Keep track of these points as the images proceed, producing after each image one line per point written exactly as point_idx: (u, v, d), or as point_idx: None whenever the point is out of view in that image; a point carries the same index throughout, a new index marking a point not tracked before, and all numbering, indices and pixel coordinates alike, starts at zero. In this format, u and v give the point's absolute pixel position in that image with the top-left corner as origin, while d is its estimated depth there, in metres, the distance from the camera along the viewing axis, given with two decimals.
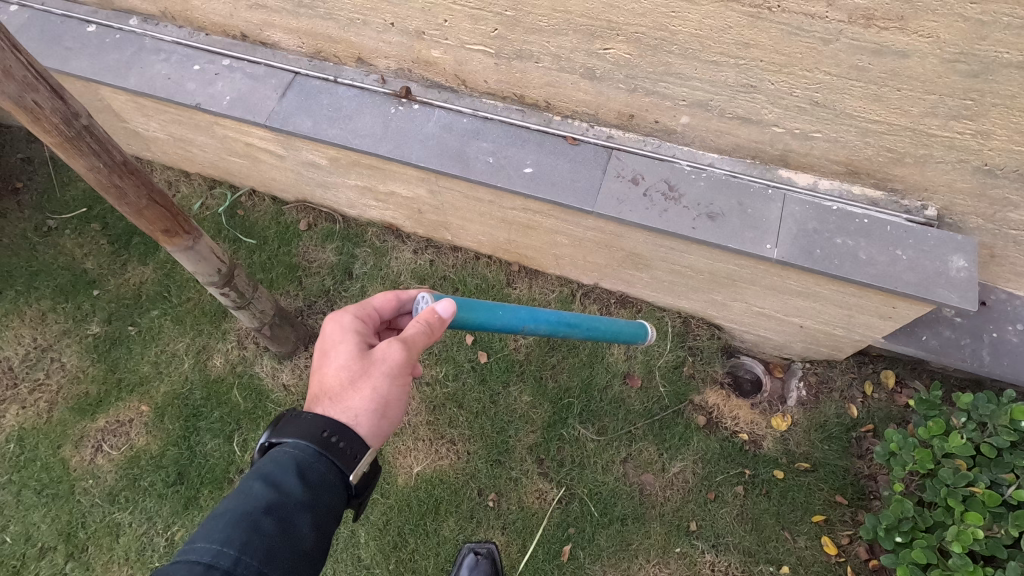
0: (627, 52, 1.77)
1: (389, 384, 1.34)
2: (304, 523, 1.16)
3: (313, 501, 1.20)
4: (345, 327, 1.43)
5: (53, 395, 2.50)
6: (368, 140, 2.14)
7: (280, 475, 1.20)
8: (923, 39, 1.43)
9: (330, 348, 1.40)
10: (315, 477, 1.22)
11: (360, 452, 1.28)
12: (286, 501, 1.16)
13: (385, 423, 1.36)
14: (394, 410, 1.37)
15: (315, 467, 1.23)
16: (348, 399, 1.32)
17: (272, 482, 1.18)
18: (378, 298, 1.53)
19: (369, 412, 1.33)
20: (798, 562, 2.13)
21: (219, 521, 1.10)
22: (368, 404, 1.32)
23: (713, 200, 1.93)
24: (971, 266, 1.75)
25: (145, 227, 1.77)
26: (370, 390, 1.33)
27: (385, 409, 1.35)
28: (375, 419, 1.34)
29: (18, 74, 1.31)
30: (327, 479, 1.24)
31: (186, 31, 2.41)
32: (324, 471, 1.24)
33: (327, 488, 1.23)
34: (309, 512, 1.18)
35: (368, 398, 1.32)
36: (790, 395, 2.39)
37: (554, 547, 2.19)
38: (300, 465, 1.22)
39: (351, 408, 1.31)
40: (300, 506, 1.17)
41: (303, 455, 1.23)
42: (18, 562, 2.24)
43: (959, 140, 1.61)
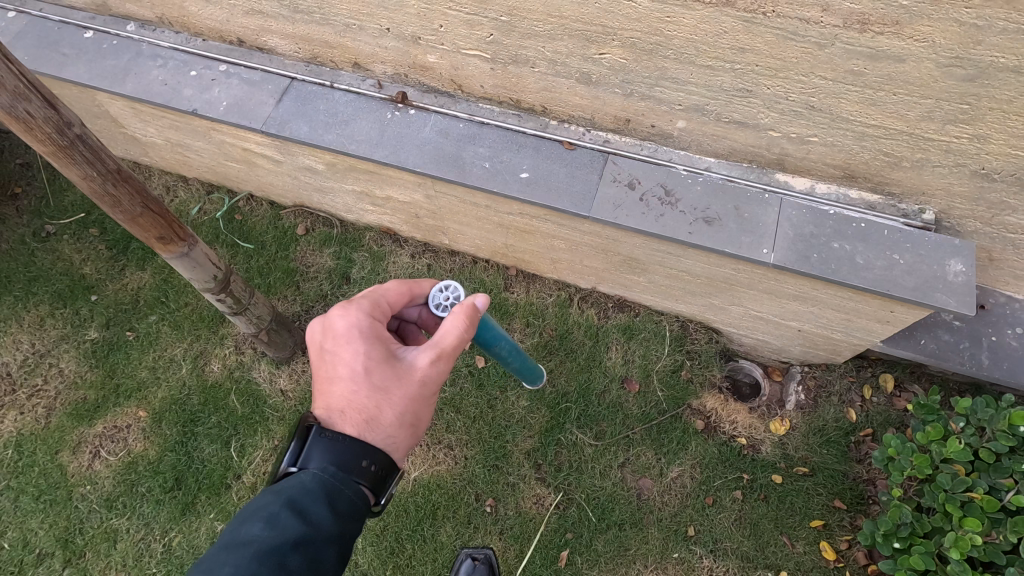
0: (623, 57, 1.76)
1: (424, 403, 1.37)
2: (331, 557, 1.14)
3: (340, 531, 1.19)
4: (366, 332, 1.35)
5: (51, 401, 2.50)
6: (364, 145, 2.14)
7: (308, 505, 1.17)
8: (918, 43, 1.42)
9: (352, 358, 1.33)
10: (344, 506, 1.22)
11: (392, 475, 1.32)
12: (313, 534, 1.14)
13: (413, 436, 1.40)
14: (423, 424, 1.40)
15: (345, 495, 1.22)
16: (388, 422, 1.31)
17: (299, 512, 1.15)
18: (389, 291, 1.45)
19: (408, 430, 1.35)
20: (797, 567, 2.13)
21: (247, 555, 1.07)
22: (406, 425, 1.34)
23: (710, 205, 1.92)
24: (969, 269, 1.73)
25: (141, 235, 1.77)
26: (409, 411, 1.33)
27: (417, 425, 1.38)
28: (409, 436, 1.37)
29: (10, 84, 1.31)
30: (355, 507, 1.24)
31: (183, 36, 2.41)
32: (353, 499, 1.23)
33: (353, 516, 1.23)
34: (337, 545, 1.16)
35: (407, 420, 1.34)
36: (789, 398, 2.39)
37: (552, 552, 2.19)
38: (329, 493, 1.21)
39: (392, 430, 1.32)
40: (327, 539, 1.15)
41: (334, 483, 1.22)
42: (16, 568, 2.24)
43: (956, 144, 1.60)
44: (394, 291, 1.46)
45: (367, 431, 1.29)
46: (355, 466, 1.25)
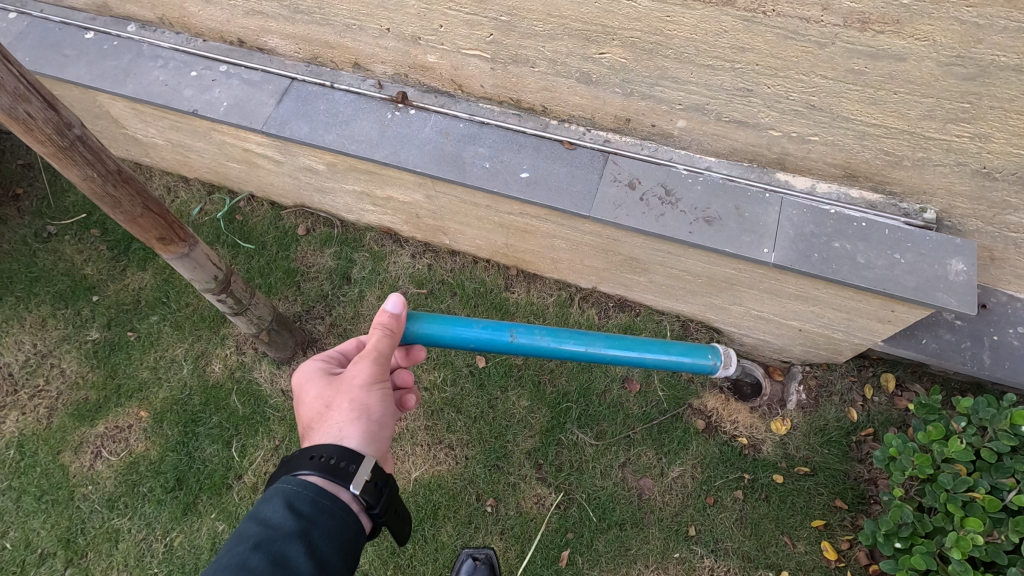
0: (623, 56, 1.76)
1: (364, 394, 1.42)
2: (296, 552, 1.14)
3: (305, 528, 1.18)
4: (311, 371, 1.53)
5: (53, 401, 2.51)
6: (365, 145, 2.14)
7: (267, 512, 1.19)
8: (918, 42, 1.42)
9: (303, 392, 1.49)
10: (307, 506, 1.22)
11: (354, 462, 1.30)
12: (273, 535, 1.15)
13: (373, 428, 1.42)
14: (375, 413, 1.43)
15: (303, 495, 1.23)
16: (329, 418, 1.39)
17: (259, 520, 1.18)
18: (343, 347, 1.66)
19: (352, 420, 1.39)
20: (798, 567, 2.12)
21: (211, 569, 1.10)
22: (348, 415, 1.39)
23: (710, 204, 1.91)
24: (971, 269, 1.73)
25: (142, 236, 1.77)
26: (346, 402, 1.40)
27: (366, 415, 1.42)
28: (359, 426, 1.39)
29: (10, 86, 1.31)
30: (319, 504, 1.23)
31: (184, 37, 2.42)
32: (315, 497, 1.23)
33: (322, 514, 1.22)
34: (301, 540, 1.16)
35: (347, 410, 1.40)
36: (790, 398, 2.38)
37: (553, 552, 2.19)
38: (288, 497, 1.22)
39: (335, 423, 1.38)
40: (288, 536, 1.16)
41: (292, 488, 1.24)
42: (18, 568, 2.24)
43: (957, 143, 1.60)
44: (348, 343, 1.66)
45: (315, 432, 1.39)
46: (306, 464, 1.28)
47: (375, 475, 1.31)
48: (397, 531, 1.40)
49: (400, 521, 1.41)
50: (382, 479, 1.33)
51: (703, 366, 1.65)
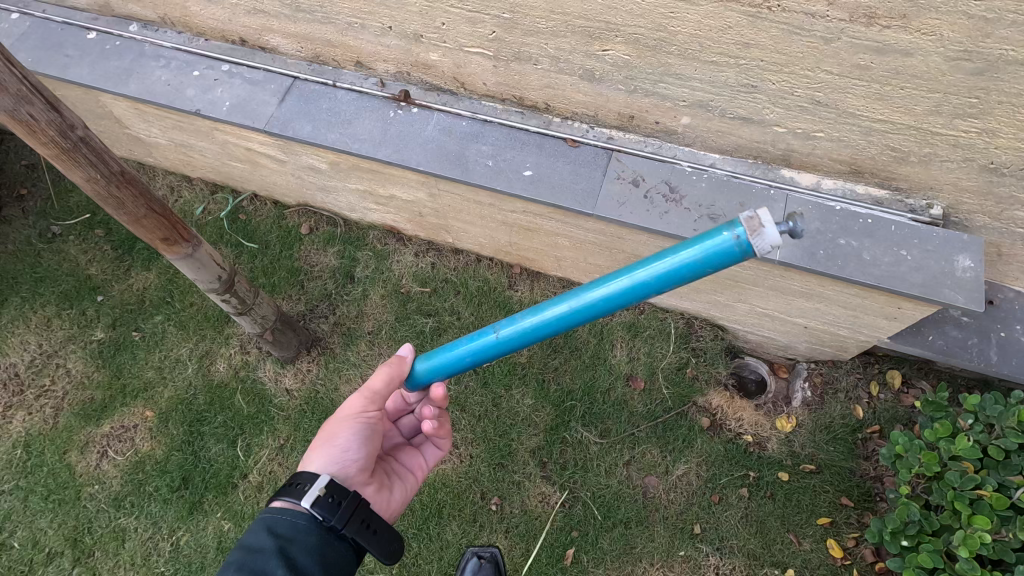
0: (627, 53, 1.75)
1: (338, 423, 1.54)
2: (276, 567, 1.19)
3: (284, 546, 1.24)
4: None
5: (59, 401, 2.51)
6: (367, 144, 2.13)
7: (249, 538, 1.25)
8: (926, 37, 1.41)
9: None
10: (287, 528, 1.27)
11: (311, 479, 1.36)
12: (254, 555, 1.20)
13: (337, 456, 1.51)
14: (343, 441, 1.53)
15: (282, 519, 1.29)
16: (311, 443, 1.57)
17: (243, 546, 1.24)
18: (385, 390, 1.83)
19: (320, 442, 1.52)
20: (804, 565, 2.12)
21: None
22: (317, 443, 1.53)
23: (714, 201, 1.90)
24: (977, 265, 1.72)
25: (145, 237, 1.77)
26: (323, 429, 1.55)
27: (333, 441, 1.52)
28: (323, 451, 1.50)
29: (12, 87, 1.31)
30: (297, 524, 1.29)
31: (185, 37, 2.42)
32: (293, 520, 1.29)
33: (301, 533, 1.28)
34: (279, 555, 1.21)
35: (319, 436, 1.54)
36: (795, 395, 2.37)
37: (558, 551, 2.19)
38: (268, 523, 1.28)
39: (311, 448, 1.54)
40: (268, 554, 1.21)
41: (271, 514, 1.30)
42: (26, 567, 2.25)
43: (965, 139, 1.59)
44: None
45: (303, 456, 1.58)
46: (278, 493, 1.36)
47: (334, 491, 1.34)
48: (381, 547, 1.37)
49: (384, 539, 1.39)
50: (343, 495, 1.35)
51: (722, 250, 1.06)
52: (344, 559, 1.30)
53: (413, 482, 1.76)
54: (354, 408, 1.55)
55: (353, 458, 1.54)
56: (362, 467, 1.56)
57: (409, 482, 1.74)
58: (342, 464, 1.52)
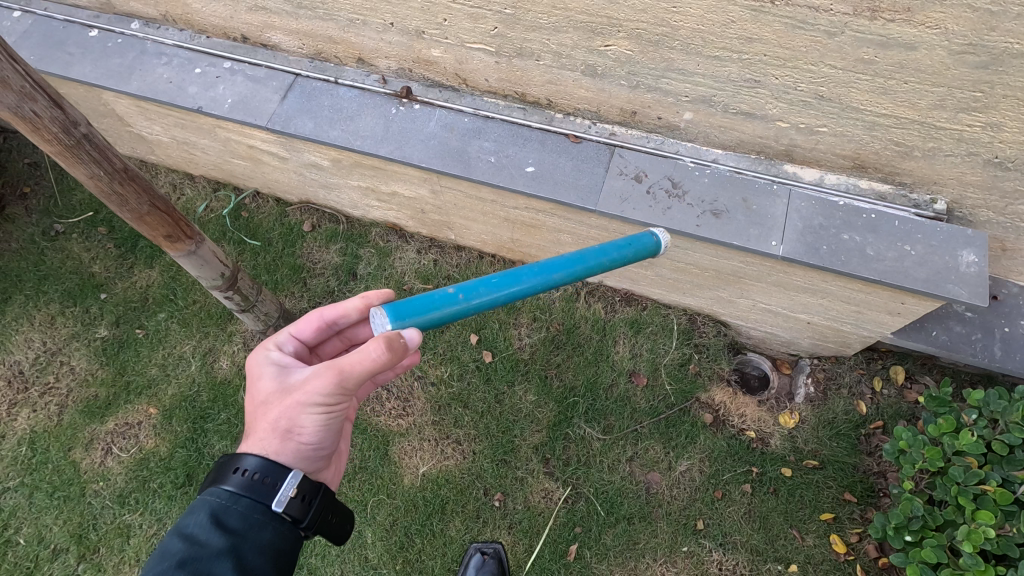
0: (629, 49, 1.75)
1: (301, 410, 1.33)
2: (224, 568, 1.15)
3: (235, 543, 1.21)
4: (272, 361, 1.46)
5: (63, 398, 2.52)
6: (369, 141, 2.13)
7: (194, 529, 1.20)
8: (930, 30, 1.40)
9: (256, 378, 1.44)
10: (237, 521, 1.24)
11: (279, 477, 1.31)
12: (200, 552, 1.16)
13: (303, 446, 1.40)
14: (309, 433, 1.38)
15: (233, 510, 1.26)
16: (263, 425, 1.36)
17: (186, 537, 1.19)
18: (303, 327, 1.55)
19: (284, 436, 1.35)
20: (807, 560, 2.12)
21: None
22: (278, 433, 1.34)
23: (717, 197, 1.90)
24: (982, 260, 1.71)
25: (149, 234, 1.78)
26: (282, 419, 1.34)
27: (299, 435, 1.37)
28: (290, 447, 1.36)
29: (16, 85, 1.32)
30: (251, 518, 1.26)
31: (187, 34, 2.41)
32: (246, 512, 1.26)
33: (253, 528, 1.25)
34: (229, 555, 1.17)
35: (281, 430, 1.34)
36: (798, 392, 2.38)
37: (561, 547, 2.19)
38: (217, 512, 1.24)
39: (264, 434, 1.35)
40: (217, 553, 1.17)
41: (220, 502, 1.26)
42: (32, 564, 2.26)
43: (969, 133, 1.58)
44: (306, 324, 1.56)
45: (248, 430, 1.38)
46: (228, 479, 1.28)
47: (305, 489, 1.33)
48: (338, 533, 1.44)
49: (342, 523, 1.47)
50: (313, 493, 1.35)
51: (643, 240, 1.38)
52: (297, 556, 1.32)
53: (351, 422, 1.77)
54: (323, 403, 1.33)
55: (319, 443, 1.44)
56: (326, 446, 1.49)
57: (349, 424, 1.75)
58: (307, 450, 1.42)
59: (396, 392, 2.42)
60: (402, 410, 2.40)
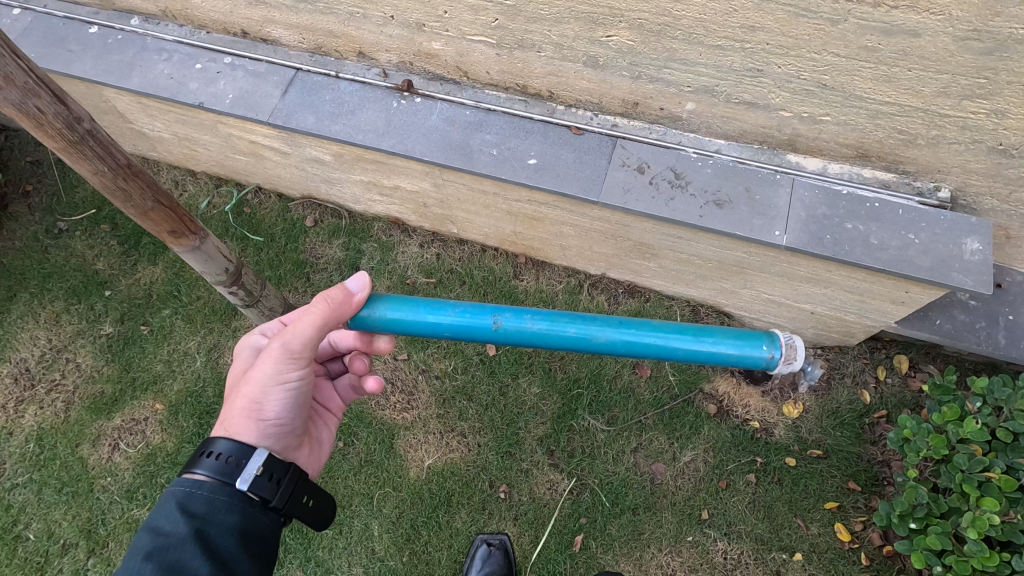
0: (631, 39, 1.74)
1: (261, 385, 1.40)
2: (192, 555, 1.16)
3: (201, 528, 1.21)
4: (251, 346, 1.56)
5: (69, 395, 2.54)
6: (371, 135, 2.13)
7: (159, 520, 1.20)
8: (934, 16, 1.39)
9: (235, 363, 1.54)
10: (202, 506, 1.25)
11: (245, 455, 1.33)
12: (167, 541, 1.17)
13: (267, 426, 1.44)
14: (270, 410, 1.44)
15: (199, 496, 1.26)
16: (230, 405, 1.42)
17: (152, 529, 1.19)
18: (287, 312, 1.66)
19: (244, 414, 1.40)
20: (812, 549, 2.13)
21: None
22: (242, 411, 1.40)
23: (720, 187, 1.89)
24: (986, 248, 1.71)
25: (152, 229, 1.78)
26: (242, 397, 1.41)
27: (261, 413, 1.43)
28: (253, 425, 1.41)
29: (19, 80, 1.33)
30: (216, 501, 1.26)
31: (187, 29, 2.41)
32: (212, 495, 1.26)
33: (219, 512, 1.25)
34: (195, 541, 1.18)
35: (241, 406, 1.40)
36: (802, 381, 2.34)
37: (566, 537, 2.20)
38: (182, 499, 1.24)
39: (229, 416, 1.41)
40: (184, 541, 1.18)
41: (185, 490, 1.26)
42: (42, 559, 2.28)
43: (973, 120, 1.57)
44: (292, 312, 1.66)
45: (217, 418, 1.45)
46: (199, 464, 1.30)
47: (272, 468, 1.34)
48: (316, 517, 1.43)
49: (321, 507, 1.45)
50: (281, 471, 1.35)
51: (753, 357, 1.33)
52: (270, 539, 1.32)
53: (335, 418, 1.82)
54: (277, 372, 1.42)
55: (283, 423, 1.48)
56: (294, 428, 1.53)
57: (332, 419, 1.80)
58: (272, 430, 1.47)
59: (400, 386, 2.43)
60: (406, 403, 2.41)
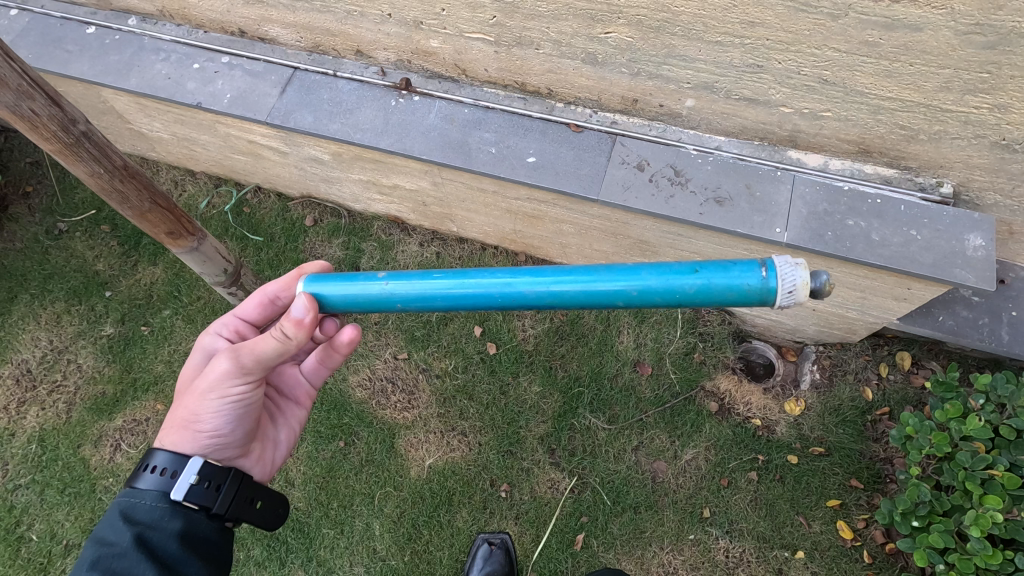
0: (630, 35, 1.73)
1: (198, 400, 1.39)
2: (137, 561, 1.16)
3: (145, 534, 1.21)
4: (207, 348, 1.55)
5: (71, 396, 2.54)
6: (368, 133, 2.12)
7: (104, 531, 1.21)
8: (936, 10, 1.37)
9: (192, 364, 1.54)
10: (148, 514, 1.26)
11: (182, 465, 1.35)
12: (111, 550, 1.16)
13: (207, 438, 1.43)
14: (211, 425, 1.43)
15: (142, 505, 1.27)
16: (174, 413, 1.44)
17: (97, 540, 1.19)
18: (246, 306, 1.60)
19: (184, 426, 1.41)
20: (814, 547, 2.12)
21: None
22: (182, 421, 1.41)
23: (721, 184, 1.88)
24: (989, 244, 1.69)
25: (150, 230, 1.78)
26: (184, 408, 1.41)
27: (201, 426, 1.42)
28: (190, 437, 1.41)
29: (13, 83, 1.33)
30: (160, 508, 1.27)
31: (185, 29, 2.40)
32: (154, 505, 1.27)
33: (164, 519, 1.26)
34: (138, 547, 1.18)
35: (181, 418, 1.41)
36: (803, 378, 2.36)
37: (568, 536, 2.20)
38: (126, 511, 1.25)
39: (172, 425, 1.43)
40: (129, 548, 1.17)
41: (128, 501, 1.27)
42: (44, 559, 2.29)
43: (976, 115, 1.56)
44: (250, 304, 1.60)
45: (164, 422, 1.47)
46: (140, 478, 1.31)
47: (209, 475, 1.36)
48: (267, 516, 1.48)
49: (268, 506, 1.49)
50: (220, 478, 1.38)
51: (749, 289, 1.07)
52: (219, 542, 1.33)
53: (301, 409, 1.79)
54: (218, 384, 1.39)
55: (226, 432, 1.47)
56: (241, 436, 1.52)
57: (298, 412, 1.78)
58: (216, 441, 1.46)
59: (401, 385, 2.43)
60: (407, 403, 2.40)
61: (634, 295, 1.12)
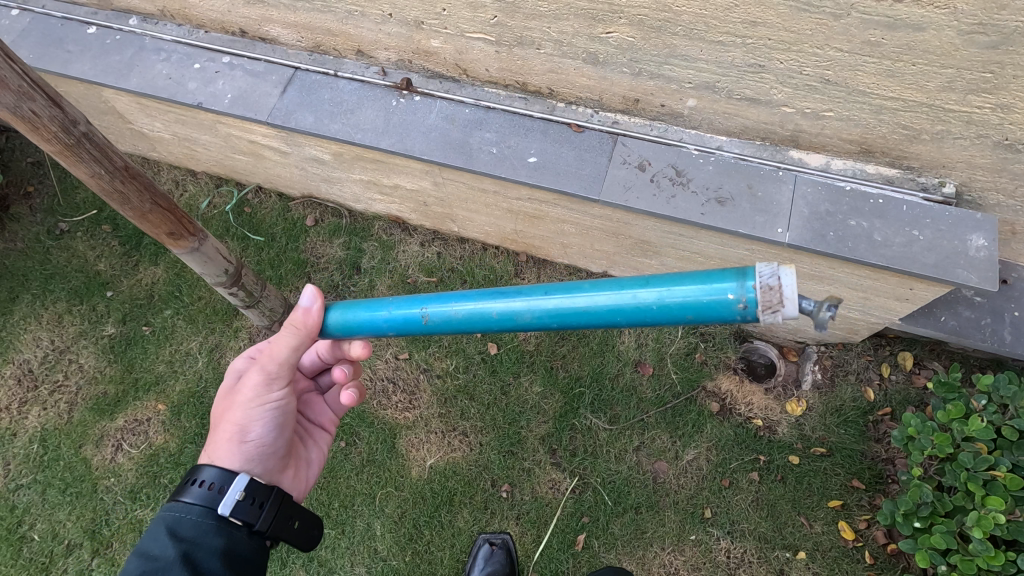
0: (631, 35, 1.72)
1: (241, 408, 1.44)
2: None
3: (188, 551, 1.21)
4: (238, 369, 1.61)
5: (73, 397, 2.54)
6: (370, 133, 2.12)
7: (148, 545, 1.21)
8: (939, 10, 1.37)
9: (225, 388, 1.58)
10: (191, 530, 1.25)
11: (228, 480, 1.35)
12: (156, 565, 1.16)
13: (251, 449, 1.46)
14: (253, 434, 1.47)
15: (187, 520, 1.27)
16: (217, 431, 1.46)
17: (141, 554, 1.19)
18: None
19: (229, 439, 1.44)
20: (815, 547, 2.12)
21: None
22: (226, 435, 1.43)
23: (722, 184, 1.87)
24: (992, 244, 1.68)
25: (151, 231, 1.78)
26: (229, 422, 1.44)
27: (244, 437, 1.45)
28: (235, 449, 1.43)
29: (13, 83, 1.33)
30: (204, 525, 1.27)
31: (185, 29, 2.40)
32: (197, 520, 1.27)
33: (206, 535, 1.26)
34: (182, 563, 1.18)
35: (226, 432, 1.44)
36: (805, 378, 2.35)
37: (569, 536, 2.20)
38: (171, 525, 1.25)
39: (216, 443, 1.45)
40: (172, 564, 1.17)
41: (173, 515, 1.27)
42: (46, 559, 2.29)
43: (978, 115, 1.55)
44: None
45: (205, 445, 1.48)
46: (187, 491, 1.31)
47: (253, 492, 1.36)
48: (303, 538, 1.45)
49: (306, 527, 1.47)
50: (264, 495, 1.37)
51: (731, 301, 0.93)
52: (258, 561, 1.32)
53: (327, 433, 1.81)
54: (259, 390, 1.46)
55: (267, 441, 1.51)
56: (279, 447, 1.55)
57: (325, 435, 1.80)
58: (258, 452, 1.49)
59: (401, 386, 2.43)
60: (407, 403, 2.40)
61: (609, 312, 1.01)
